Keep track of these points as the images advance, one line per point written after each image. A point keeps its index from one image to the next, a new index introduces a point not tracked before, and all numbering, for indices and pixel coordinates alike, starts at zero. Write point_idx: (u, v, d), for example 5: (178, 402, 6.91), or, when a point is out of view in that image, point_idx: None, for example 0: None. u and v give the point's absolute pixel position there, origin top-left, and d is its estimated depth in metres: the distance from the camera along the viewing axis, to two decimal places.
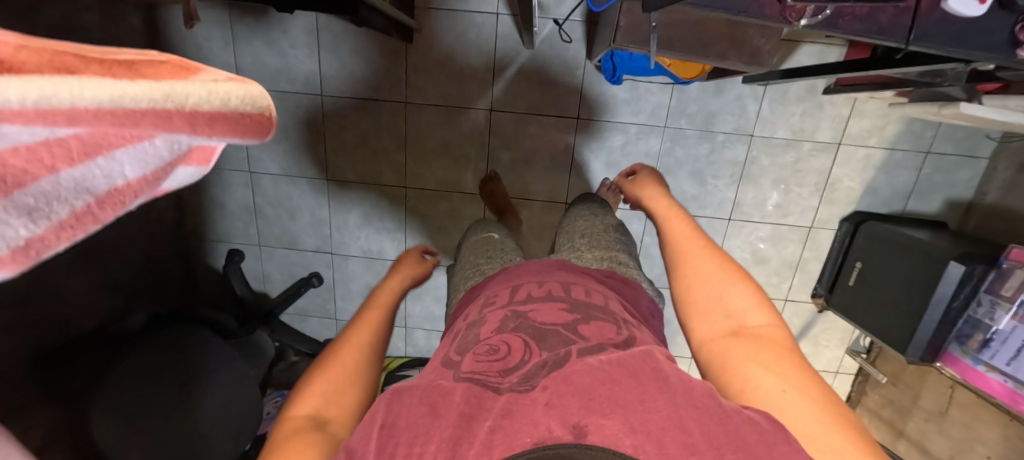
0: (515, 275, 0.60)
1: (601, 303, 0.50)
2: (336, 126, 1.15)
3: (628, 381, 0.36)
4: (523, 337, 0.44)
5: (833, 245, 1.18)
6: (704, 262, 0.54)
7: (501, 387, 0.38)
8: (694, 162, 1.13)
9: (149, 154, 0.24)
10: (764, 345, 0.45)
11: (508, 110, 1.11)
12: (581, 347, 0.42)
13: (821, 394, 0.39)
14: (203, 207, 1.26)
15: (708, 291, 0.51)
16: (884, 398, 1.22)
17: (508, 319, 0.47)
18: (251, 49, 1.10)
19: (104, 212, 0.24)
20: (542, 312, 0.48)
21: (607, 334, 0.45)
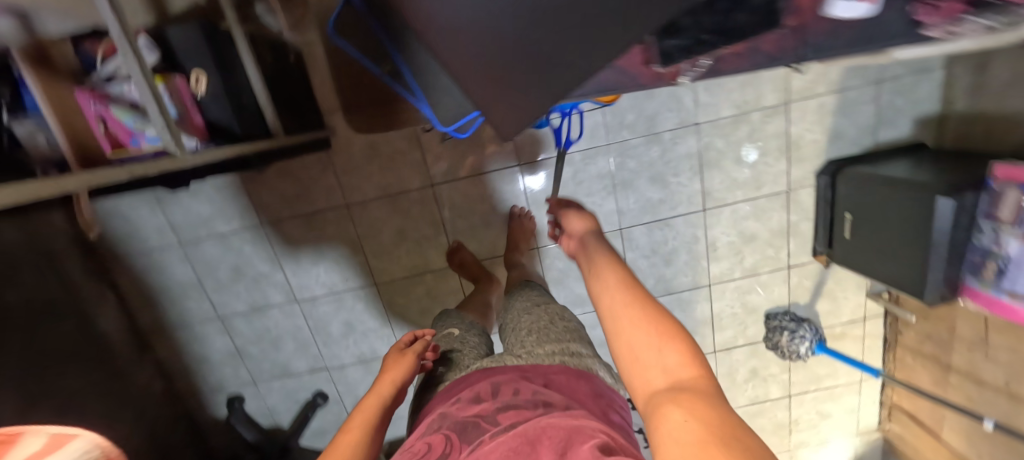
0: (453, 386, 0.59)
1: (529, 395, 0.48)
2: (286, 249, 1.12)
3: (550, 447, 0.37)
4: (445, 432, 0.45)
5: (818, 201, 1.13)
6: (624, 304, 0.52)
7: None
8: (650, 167, 1.08)
9: None
10: (687, 388, 0.41)
11: (449, 179, 1.07)
12: (494, 433, 0.42)
13: (722, 424, 0.34)
14: (187, 365, 1.23)
15: (626, 332, 0.49)
16: (921, 334, 1.16)
17: (434, 421, 0.49)
18: (179, 205, 1.07)
19: None
20: (469, 410, 0.47)
21: (524, 407, 0.45)
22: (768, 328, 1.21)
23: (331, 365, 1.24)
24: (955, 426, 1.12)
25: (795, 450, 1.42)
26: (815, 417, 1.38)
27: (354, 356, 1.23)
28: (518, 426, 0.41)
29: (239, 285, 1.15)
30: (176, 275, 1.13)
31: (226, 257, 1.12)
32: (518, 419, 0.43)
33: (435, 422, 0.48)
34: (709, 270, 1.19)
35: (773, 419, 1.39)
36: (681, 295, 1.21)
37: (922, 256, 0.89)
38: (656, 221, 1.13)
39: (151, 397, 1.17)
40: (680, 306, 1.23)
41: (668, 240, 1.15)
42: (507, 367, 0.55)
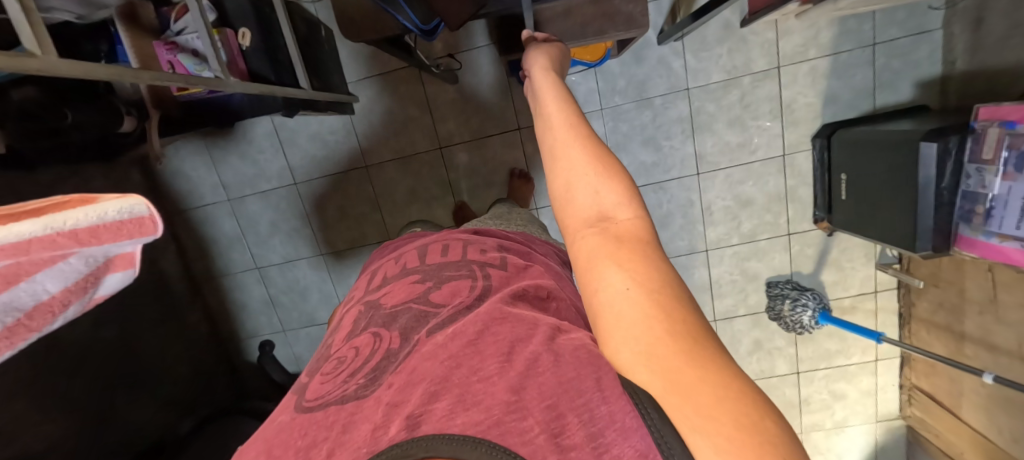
0: (373, 266, 0.58)
1: (456, 258, 0.48)
2: (315, 206, 1.27)
3: (491, 329, 0.33)
4: (372, 330, 0.40)
5: (815, 165, 1.14)
6: (567, 131, 0.37)
7: (346, 396, 0.32)
8: (642, 130, 1.15)
9: (68, 269, 0.37)
10: (627, 239, 0.31)
11: (456, 142, 1.20)
12: (433, 323, 0.38)
13: (671, 302, 0.26)
14: (229, 310, 1.40)
15: (573, 165, 0.35)
16: (934, 303, 1.12)
17: (360, 315, 0.44)
18: (229, 165, 1.26)
19: (37, 320, 0.37)
20: (395, 292, 0.45)
21: (456, 289, 0.43)
22: (770, 296, 1.21)
23: None
24: (974, 400, 1.06)
25: (807, 432, 1.38)
26: (828, 397, 1.34)
27: None
28: (460, 322, 0.36)
29: (275, 239, 1.31)
30: (224, 228, 1.32)
31: (265, 213, 1.29)
32: (454, 305, 0.40)
33: (363, 316, 0.43)
34: (706, 235, 1.22)
35: (781, 397, 1.36)
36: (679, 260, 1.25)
37: (912, 205, 0.88)
38: (651, 184, 1.19)
39: (196, 336, 1.34)
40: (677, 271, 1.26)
41: (663, 203, 1.20)
42: (434, 246, 0.52)
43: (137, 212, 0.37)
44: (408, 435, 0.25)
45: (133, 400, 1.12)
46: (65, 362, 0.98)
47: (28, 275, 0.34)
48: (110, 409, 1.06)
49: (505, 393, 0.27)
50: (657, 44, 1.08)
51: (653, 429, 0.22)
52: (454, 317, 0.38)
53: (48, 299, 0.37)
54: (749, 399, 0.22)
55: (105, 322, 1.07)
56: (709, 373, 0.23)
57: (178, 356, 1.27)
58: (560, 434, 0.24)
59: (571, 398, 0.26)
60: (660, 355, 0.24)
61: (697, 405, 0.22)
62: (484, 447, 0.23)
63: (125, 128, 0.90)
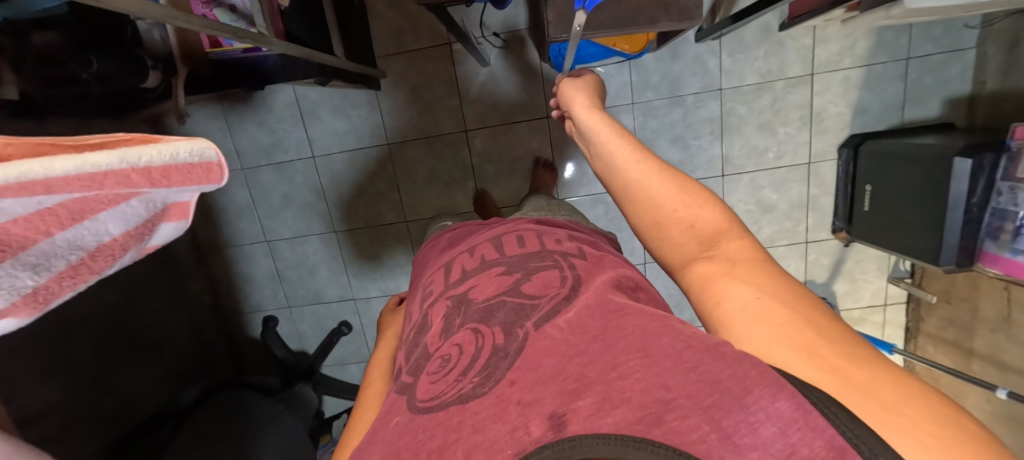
0: (439, 258, 0.57)
1: (538, 249, 0.48)
2: (332, 182, 1.25)
3: (612, 322, 0.32)
4: (472, 327, 0.38)
5: (839, 175, 1.14)
6: (642, 170, 0.42)
7: (463, 395, 0.31)
8: (671, 128, 1.14)
9: (129, 213, 0.34)
10: (740, 258, 0.36)
11: (483, 126, 1.18)
12: (537, 316, 0.37)
13: (804, 309, 0.31)
14: (231, 282, 1.35)
15: (660, 205, 0.40)
16: (943, 319, 1.13)
17: (448, 309, 0.42)
18: (245, 133, 1.22)
19: (97, 261, 0.36)
20: (482, 284, 0.44)
21: (548, 280, 0.42)
22: None
23: (359, 297, 1.35)
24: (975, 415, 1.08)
25: None
26: None
27: (380, 289, 1.34)
28: (569, 314, 0.36)
29: (287, 212, 1.28)
30: (235, 197, 1.28)
31: (279, 185, 1.26)
32: (553, 296, 0.40)
33: (453, 309, 0.42)
34: None
35: None
36: None
37: (939, 220, 0.89)
38: None
39: (199, 305, 1.31)
40: None
41: None
42: (508, 238, 0.52)
43: (208, 156, 0.33)
44: (556, 436, 0.25)
45: (132, 369, 1.09)
46: (60, 326, 0.93)
47: (93, 213, 0.31)
48: (109, 376, 1.03)
49: (658, 391, 0.26)
50: (695, 41, 1.07)
51: (844, 430, 0.22)
52: (556, 310, 0.38)
53: (109, 242, 0.35)
54: (912, 388, 0.26)
55: (109, 285, 1.04)
56: (866, 367, 0.27)
57: (178, 324, 1.24)
58: (735, 434, 0.23)
59: (737, 396, 0.24)
60: (812, 352, 0.29)
61: (871, 394, 0.26)
62: (648, 446, 0.23)
63: (149, 84, 0.86)
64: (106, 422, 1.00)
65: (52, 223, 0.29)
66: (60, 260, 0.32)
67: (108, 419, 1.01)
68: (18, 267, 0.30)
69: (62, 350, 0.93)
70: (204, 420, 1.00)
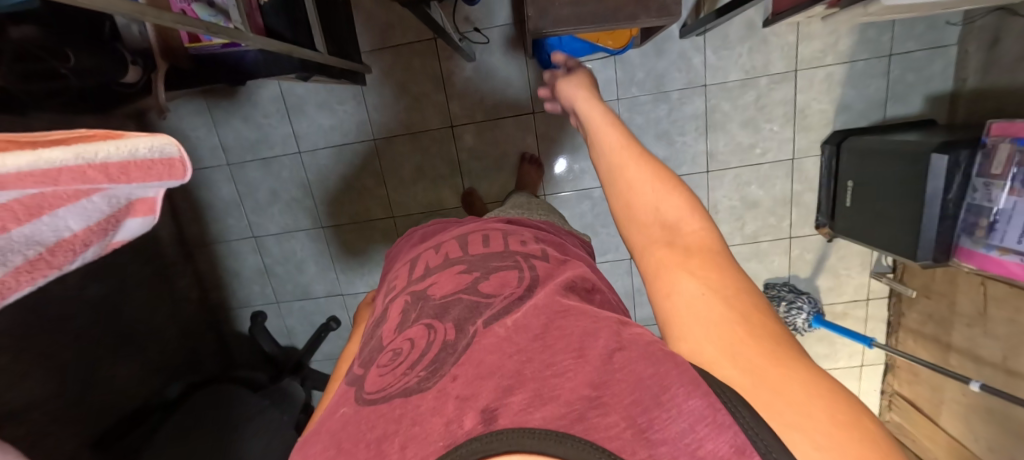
0: (407, 252, 0.57)
1: (501, 249, 0.49)
2: (319, 177, 1.25)
3: (555, 323, 0.33)
4: (425, 322, 0.39)
5: (822, 171, 1.15)
6: (626, 156, 0.44)
7: (408, 388, 0.32)
8: (656, 124, 1.15)
9: (90, 208, 0.34)
10: (696, 249, 0.37)
11: (468, 121, 1.18)
12: (488, 314, 0.38)
13: (745, 309, 0.32)
14: (219, 278, 1.35)
15: (635, 186, 0.42)
16: (923, 314, 1.15)
17: (406, 305, 0.43)
18: (231, 128, 1.22)
19: (56, 256, 0.36)
20: (440, 280, 0.44)
21: (505, 279, 0.43)
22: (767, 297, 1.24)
23: (346, 292, 1.35)
24: (953, 409, 1.10)
25: None
26: None
27: (368, 284, 1.34)
28: (518, 314, 0.36)
29: (274, 208, 1.28)
30: (222, 193, 1.28)
31: (265, 181, 1.26)
32: (507, 294, 0.40)
33: (411, 304, 0.43)
34: None
35: None
36: None
37: (915, 217, 0.90)
38: None
39: (187, 301, 1.31)
40: None
41: None
42: (474, 237, 0.52)
43: (169, 153, 0.34)
44: (486, 429, 0.27)
45: (118, 363, 1.09)
46: (42, 320, 0.93)
47: (52, 209, 0.31)
48: (93, 373, 1.03)
49: (585, 389, 0.27)
50: (679, 38, 1.08)
51: (745, 427, 0.23)
52: (507, 308, 0.38)
53: (69, 237, 0.35)
54: (830, 395, 0.26)
55: (93, 279, 1.05)
56: (789, 371, 0.28)
57: (166, 320, 1.24)
58: (648, 429, 0.24)
59: (655, 395, 0.25)
60: (742, 354, 0.29)
61: (783, 394, 0.26)
62: (568, 441, 0.25)
63: (128, 79, 0.85)
64: (95, 417, 1.01)
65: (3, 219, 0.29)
66: (16, 253, 0.32)
67: (95, 414, 1.02)
68: None
69: (46, 343, 0.94)
70: (189, 415, 1.01)
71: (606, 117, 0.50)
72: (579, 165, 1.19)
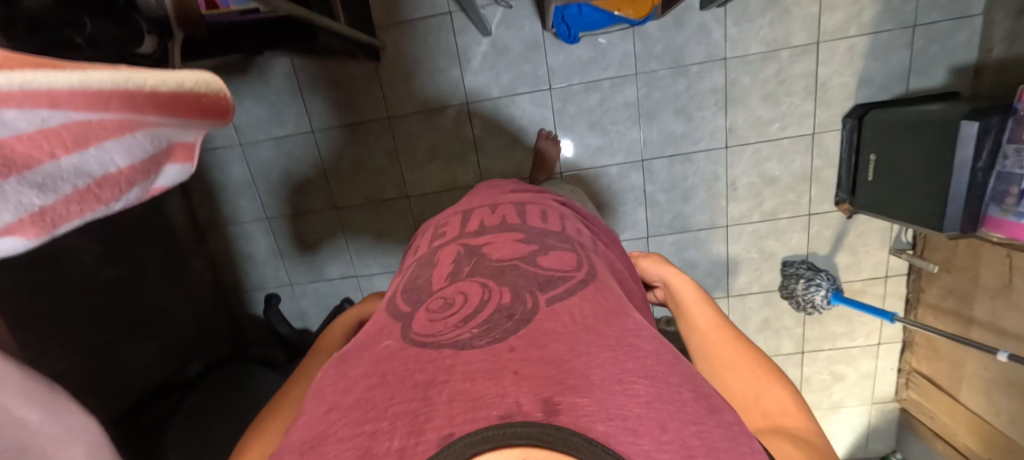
0: (460, 204, 0.60)
1: (558, 231, 0.50)
2: (332, 156, 1.23)
3: (618, 333, 0.35)
4: (481, 280, 0.40)
5: (842, 146, 1.14)
6: (726, 340, 0.52)
7: (459, 341, 0.34)
8: (674, 99, 1.13)
9: (134, 143, 0.32)
10: (803, 442, 0.42)
11: (484, 98, 1.16)
12: (550, 291, 0.39)
13: None
14: (232, 261, 1.35)
15: (738, 371, 0.48)
16: (943, 289, 1.14)
17: (459, 257, 0.44)
18: (243, 107, 1.21)
19: (103, 196, 0.33)
20: (496, 243, 0.46)
21: (565, 260, 0.44)
22: (785, 275, 1.23)
23: (360, 273, 1.34)
24: (974, 383, 1.10)
25: None
26: (828, 378, 1.38)
27: (382, 265, 1.33)
28: (580, 302, 0.38)
29: (287, 188, 1.27)
30: (233, 174, 1.27)
31: (278, 161, 1.25)
32: (565, 272, 0.42)
33: (465, 257, 0.45)
34: (728, 210, 1.22)
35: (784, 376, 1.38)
36: (697, 234, 1.24)
37: (944, 190, 0.89)
38: (678, 155, 1.18)
39: (200, 284, 1.31)
40: (696, 244, 1.26)
41: (688, 176, 1.19)
42: (531, 210, 0.54)
43: (213, 90, 0.34)
44: (548, 419, 0.28)
45: (136, 342, 1.08)
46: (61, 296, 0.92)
47: (98, 138, 0.29)
48: (111, 351, 1.01)
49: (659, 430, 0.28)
50: (700, 10, 1.06)
51: None
52: (569, 291, 0.40)
53: (114, 174, 0.32)
54: None
55: (108, 260, 1.04)
56: None
57: (180, 302, 1.24)
58: None
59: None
60: None
61: None
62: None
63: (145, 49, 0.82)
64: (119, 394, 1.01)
65: (49, 147, 0.26)
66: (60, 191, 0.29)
67: (118, 390, 1.01)
68: (26, 191, 0.27)
69: (67, 319, 0.92)
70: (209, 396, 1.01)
71: (698, 298, 0.58)
72: (596, 141, 1.18)
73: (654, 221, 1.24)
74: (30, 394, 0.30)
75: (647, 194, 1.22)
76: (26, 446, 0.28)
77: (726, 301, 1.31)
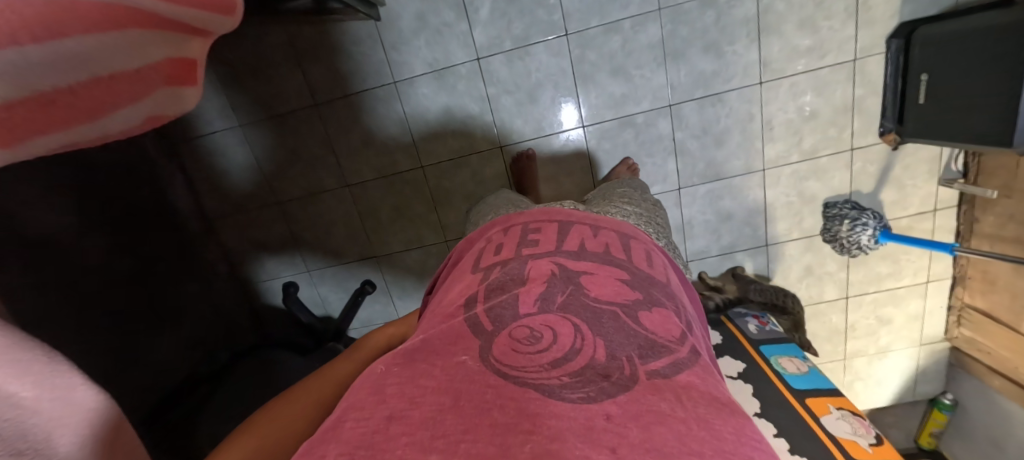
0: (557, 216, 0.80)
1: (658, 295, 0.64)
2: (339, 129, 1.16)
3: (715, 419, 0.44)
4: (577, 325, 0.55)
5: (887, 71, 1.06)
6: None
7: (551, 387, 0.47)
8: (703, 34, 1.04)
9: (106, 40, 0.28)
10: None
11: (495, 52, 1.08)
12: (657, 358, 0.52)
13: None
14: (244, 251, 1.30)
15: None
16: (1003, 216, 1.07)
17: (562, 289, 0.60)
18: (239, 85, 1.13)
19: (78, 105, 0.29)
20: (596, 281, 0.63)
21: (666, 328, 0.57)
22: (827, 217, 1.17)
23: (380, 253, 1.29)
24: None
25: (850, 359, 1.38)
26: (874, 322, 1.32)
27: (402, 243, 1.27)
28: (681, 374, 0.50)
29: (294, 170, 1.21)
30: (235, 158, 1.20)
31: (282, 141, 1.18)
32: (665, 343, 0.55)
33: (560, 282, 0.62)
34: (765, 153, 1.14)
35: (827, 324, 1.33)
36: (732, 181, 1.17)
37: (1008, 105, 0.81)
38: (709, 96, 1.09)
39: (217, 277, 1.26)
40: (731, 193, 1.19)
41: (720, 118, 1.11)
42: (635, 252, 0.73)
43: None
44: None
45: (158, 335, 1.03)
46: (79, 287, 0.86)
47: (79, 26, 0.25)
48: (134, 345, 0.95)
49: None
50: None
51: None
52: (673, 362, 0.52)
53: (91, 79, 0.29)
54: None
55: (118, 254, 0.99)
56: None
57: (198, 293, 1.19)
58: None
59: None
60: None
61: None
62: None
63: None
64: (149, 386, 0.95)
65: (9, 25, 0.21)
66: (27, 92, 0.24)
67: (150, 384, 0.96)
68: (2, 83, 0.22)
69: (95, 313, 0.88)
70: (233, 395, 0.97)
71: None
72: (620, 90, 1.10)
73: (685, 170, 1.16)
74: (20, 367, 0.28)
75: (678, 141, 1.14)
76: (26, 430, 0.27)
77: (765, 250, 1.24)
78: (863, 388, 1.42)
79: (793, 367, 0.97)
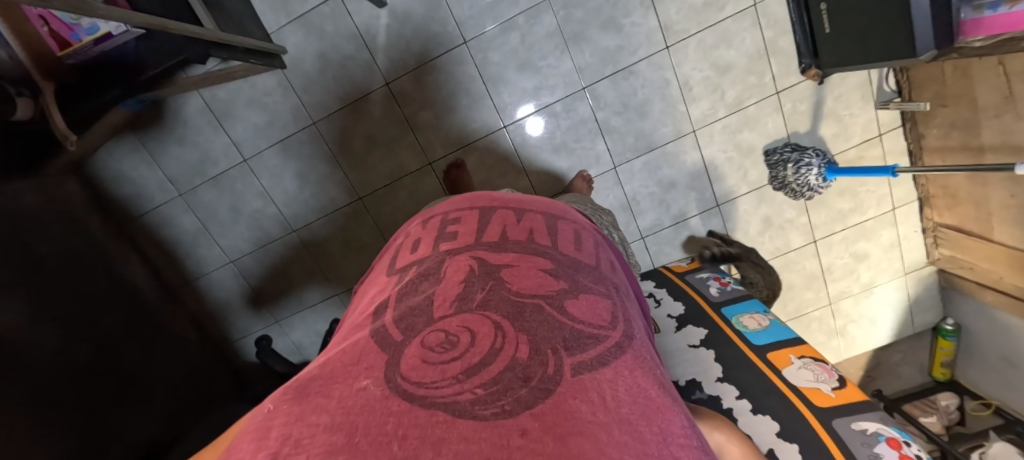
0: (480, 205, 0.68)
1: (590, 280, 0.54)
2: (272, 178, 1.18)
3: (641, 420, 0.36)
4: (498, 324, 0.42)
5: (791, 7, 1.04)
6: None
7: (459, 406, 0.33)
8: (599, 12, 1.04)
9: None
10: None
11: (401, 74, 1.10)
12: (584, 350, 0.41)
13: None
14: (213, 311, 1.33)
15: None
16: (945, 126, 1.03)
17: (477, 281, 0.48)
18: (171, 155, 1.17)
19: None
20: (517, 269, 0.50)
21: (596, 314, 0.47)
22: (770, 165, 1.14)
23: (341, 290, 1.30)
24: (1003, 215, 0.99)
25: (836, 302, 1.33)
26: (850, 260, 1.28)
27: (360, 275, 1.28)
28: (609, 369, 0.40)
29: (240, 225, 1.23)
30: (185, 225, 1.24)
31: (223, 200, 1.21)
32: (594, 331, 0.44)
33: (478, 279, 0.48)
34: (690, 115, 1.13)
35: (802, 271, 1.29)
36: (665, 149, 1.16)
37: (901, 14, 0.78)
38: (619, 71, 1.09)
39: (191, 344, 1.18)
40: (668, 161, 1.17)
41: (637, 90, 1.11)
42: (563, 236, 0.63)
43: None
44: None
45: (139, 404, 0.92)
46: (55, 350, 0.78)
47: None
48: (114, 418, 0.85)
49: None
50: None
51: None
52: (602, 355, 0.42)
53: None
54: None
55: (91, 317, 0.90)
56: None
57: (173, 360, 1.08)
58: None
59: None
60: None
61: None
62: None
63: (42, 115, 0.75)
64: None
65: None
66: None
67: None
68: None
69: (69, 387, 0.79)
70: None
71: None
72: (532, 83, 1.10)
73: (616, 147, 1.16)
74: None
75: (601, 121, 1.13)
76: None
77: (718, 209, 1.22)
78: (858, 330, 1.37)
79: (754, 323, 0.94)
